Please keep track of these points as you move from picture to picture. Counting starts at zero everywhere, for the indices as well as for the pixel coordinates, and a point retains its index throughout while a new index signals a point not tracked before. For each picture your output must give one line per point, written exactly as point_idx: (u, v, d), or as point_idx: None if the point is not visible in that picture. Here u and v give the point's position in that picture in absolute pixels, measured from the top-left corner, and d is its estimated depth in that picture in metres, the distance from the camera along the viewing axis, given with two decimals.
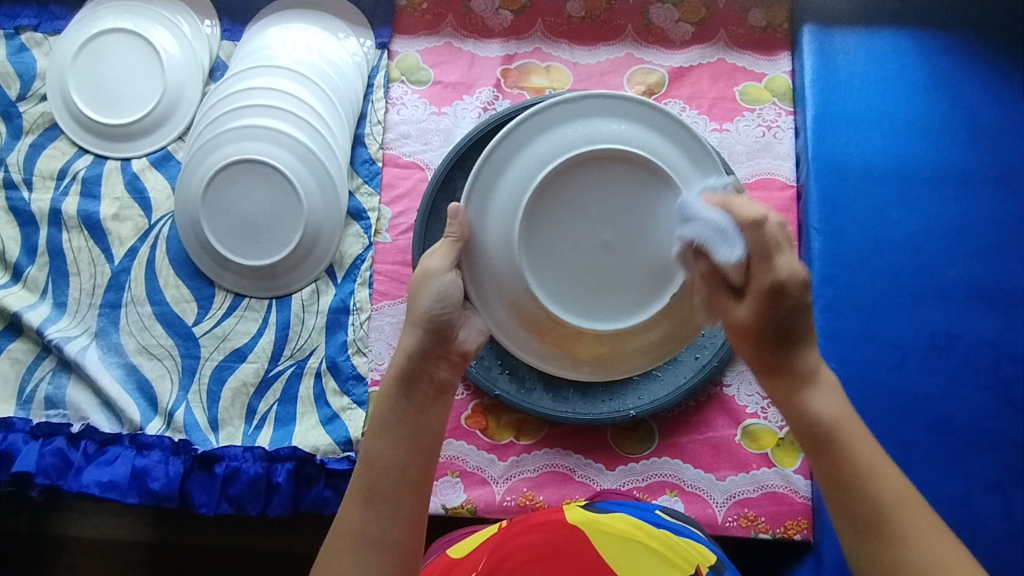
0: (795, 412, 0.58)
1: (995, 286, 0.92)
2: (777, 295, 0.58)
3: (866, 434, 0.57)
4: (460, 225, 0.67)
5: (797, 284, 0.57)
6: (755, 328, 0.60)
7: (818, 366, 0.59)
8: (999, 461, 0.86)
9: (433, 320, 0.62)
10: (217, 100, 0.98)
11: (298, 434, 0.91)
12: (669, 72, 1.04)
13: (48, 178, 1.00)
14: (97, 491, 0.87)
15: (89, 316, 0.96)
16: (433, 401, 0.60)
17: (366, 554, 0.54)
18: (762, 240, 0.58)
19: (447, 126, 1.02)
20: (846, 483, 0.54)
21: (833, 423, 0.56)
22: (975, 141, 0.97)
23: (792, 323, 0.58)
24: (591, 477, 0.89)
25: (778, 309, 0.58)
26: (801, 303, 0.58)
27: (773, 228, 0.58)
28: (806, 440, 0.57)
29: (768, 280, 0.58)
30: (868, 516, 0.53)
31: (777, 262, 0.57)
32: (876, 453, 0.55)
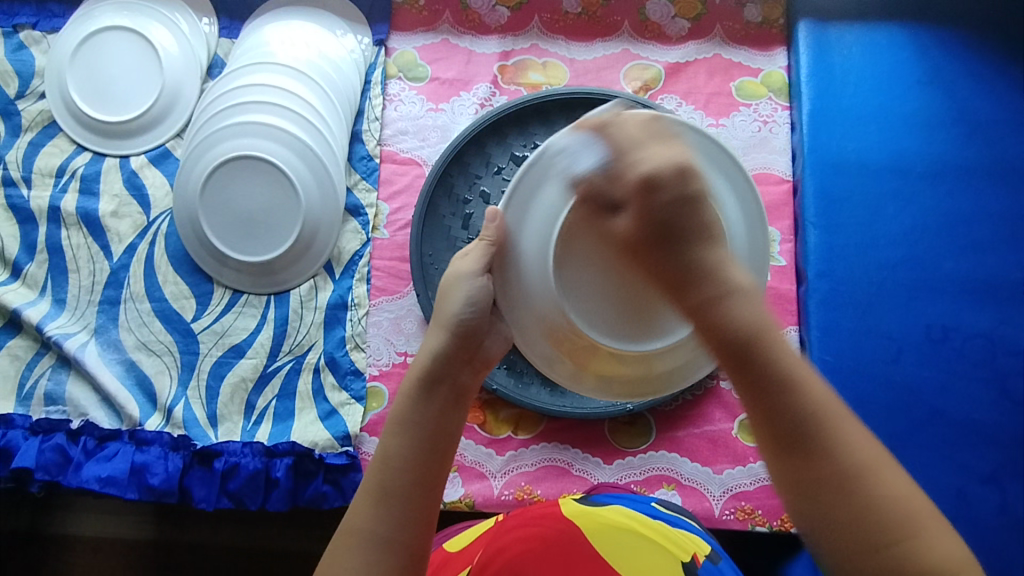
0: (710, 326, 0.52)
1: (991, 279, 0.92)
2: (650, 192, 0.52)
3: (782, 336, 0.52)
4: (495, 228, 0.60)
5: (668, 174, 0.52)
6: (644, 238, 0.53)
7: (722, 268, 0.53)
8: (995, 453, 0.87)
9: (462, 323, 0.59)
10: (215, 96, 0.98)
11: (297, 430, 0.92)
12: (665, 67, 1.04)
13: (47, 175, 1.00)
14: (97, 487, 0.88)
15: (89, 312, 0.96)
16: (453, 405, 0.58)
17: (372, 554, 0.53)
18: (618, 139, 0.55)
19: (444, 122, 1.02)
20: (772, 399, 0.50)
21: (750, 333, 0.51)
22: (970, 135, 0.97)
23: (680, 223, 0.52)
24: (588, 471, 0.89)
25: (656, 207, 0.52)
26: (678, 196, 0.52)
27: (625, 125, 0.55)
28: (724, 357, 0.52)
29: (636, 177, 0.53)
30: (796, 428, 0.49)
31: (635, 158, 0.54)
32: (794, 357, 0.51)
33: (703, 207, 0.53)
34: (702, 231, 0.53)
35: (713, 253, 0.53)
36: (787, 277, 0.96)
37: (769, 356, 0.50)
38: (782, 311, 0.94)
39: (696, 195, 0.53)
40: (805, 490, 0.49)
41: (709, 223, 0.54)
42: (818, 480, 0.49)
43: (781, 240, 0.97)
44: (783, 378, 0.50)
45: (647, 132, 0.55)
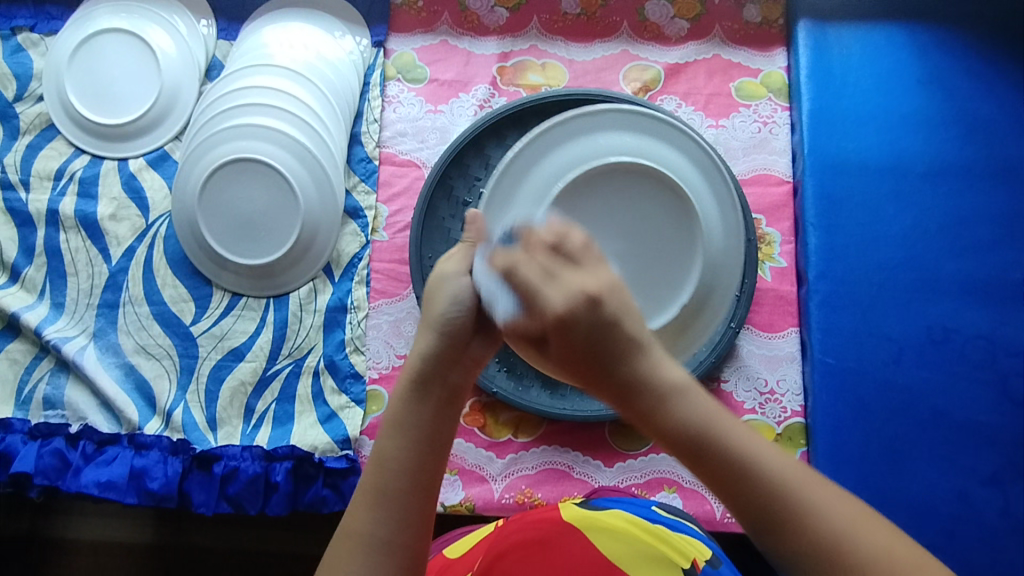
0: (659, 434, 0.49)
1: (991, 280, 0.92)
2: (566, 328, 0.49)
3: (735, 422, 0.49)
4: (477, 230, 0.60)
5: (578, 309, 0.49)
6: (572, 362, 0.51)
7: (656, 371, 0.50)
8: (996, 454, 0.86)
9: (448, 322, 0.57)
10: (214, 98, 0.98)
11: (296, 433, 0.91)
12: (664, 68, 1.04)
13: (45, 178, 1.00)
14: (96, 491, 0.87)
15: (87, 316, 0.96)
16: (448, 405, 0.56)
17: (372, 558, 0.51)
18: (518, 286, 0.51)
19: (443, 123, 1.02)
20: (732, 490, 0.47)
21: (695, 431, 0.48)
22: (970, 135, 0.97)
23: (601, 344, 0.49)
24: (589, 474, 0.89)
25: (574, 339, 0.50)
26: (597, 324, 0.49)
27: (523, 268, 0.52)
28: (680, 455, 0.49)
29: (547, 319, 0.50)
30: (767, 515, 0.46)
31: (545, 295, 0.50)
32: (747, 441, 0.48)
33: (626, 323, 0.50)
34: (629, 343, 0.50)
35: (645, 360, 0.50)
36: (787, 279, 0.95)
37: (718, 446, 0.47)
38: (783, 312, 0.94)
39: (611, 317, 0.49)
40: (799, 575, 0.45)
41: (636, 333, 0.50)
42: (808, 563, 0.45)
43: (781, 242, 0.97)
44: (739, 467, 0.46)
45: (552, 262, 0.52)
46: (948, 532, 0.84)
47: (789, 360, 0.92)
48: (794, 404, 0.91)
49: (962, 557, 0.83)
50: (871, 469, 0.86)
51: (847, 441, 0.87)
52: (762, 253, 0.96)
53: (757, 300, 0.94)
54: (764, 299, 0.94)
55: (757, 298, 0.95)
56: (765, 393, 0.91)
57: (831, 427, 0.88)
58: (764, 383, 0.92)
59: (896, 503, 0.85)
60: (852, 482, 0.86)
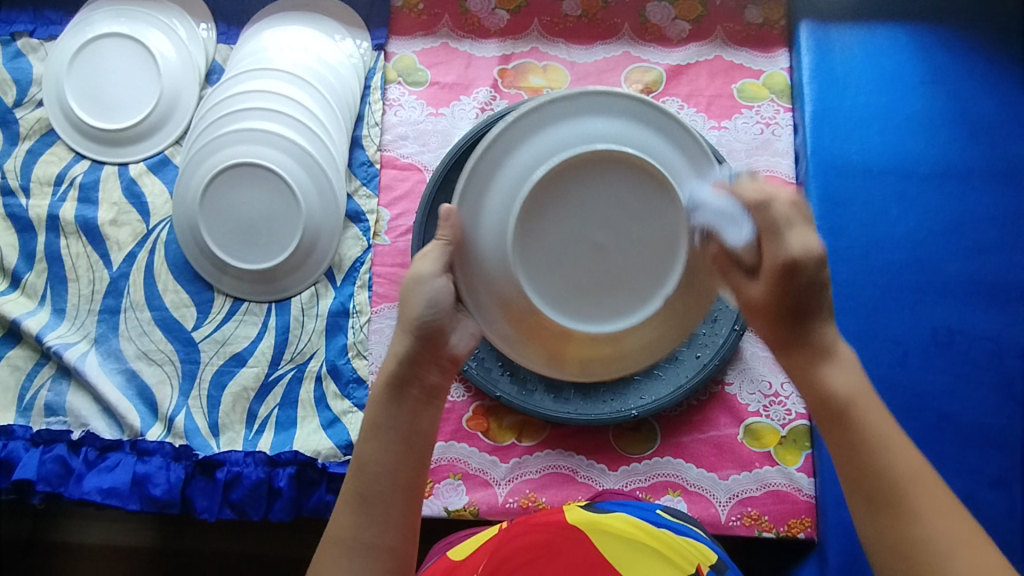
0: (812, 388, 0.57)
1: (996, 281, 0.92)
2: (792, 273, 0.54)
3: (881, 407, 0.55)
4: (450, 227, 0.59)
5: (811, 262, 0.54)
6: (770, 307, 0.57)
7: (835, 340, 0.57)
8: (1003, 456, 0.86)
9: (424, 326, 0.57)
10: (214, 103, 0.97)
11: (299, 438, 0.91)
12: (666, 70, 1.04)
13: (46, 184, 1.00)
14: (98, 498, 0.87)
15: (88, 322, 0.96)
16: (423, 405, 0.57)
17: (359, 558, 0.55)
18: (765, 220, 0.55)
19: (445, 127, 1.02)
20: (862, 462, 0.54)
21: (846, 399, 0.55)
22: (973, 136, 0.96)
23: (805, 302, 0.56)
24: (593, 478, 0.89)
25: (792, 287, 0.55)
26: (816, 280, 0.55)
27: (777, 205, 0.55)
28: (822, 414, 0.56)
29: (777, 260, 0.54)
30: (881, 491, 0.53)
31: (786, 239, 0.54)
32: (890, 427, 0.54)
33: (829, 289, 0.56)
34: (820, 310, 0.57)
35: (829, 330, 0.57)
36: None
37: (863, 420, 0.54)
38: None
39: (828, 280, 0.55)
40: (882, 552, 0.52)
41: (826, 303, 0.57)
42: (897, 546, 0.51)
43: None
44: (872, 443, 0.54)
45: (798, 213, 0.55)
46: None
47: None
48: (799, 407, 0.91)
49: None
50: None
51: None
52: None
53: None
54: None
55: None
56: (770, 396, 0.91)
57: None
58: (768, 385, 0.91)
59: None
60: None
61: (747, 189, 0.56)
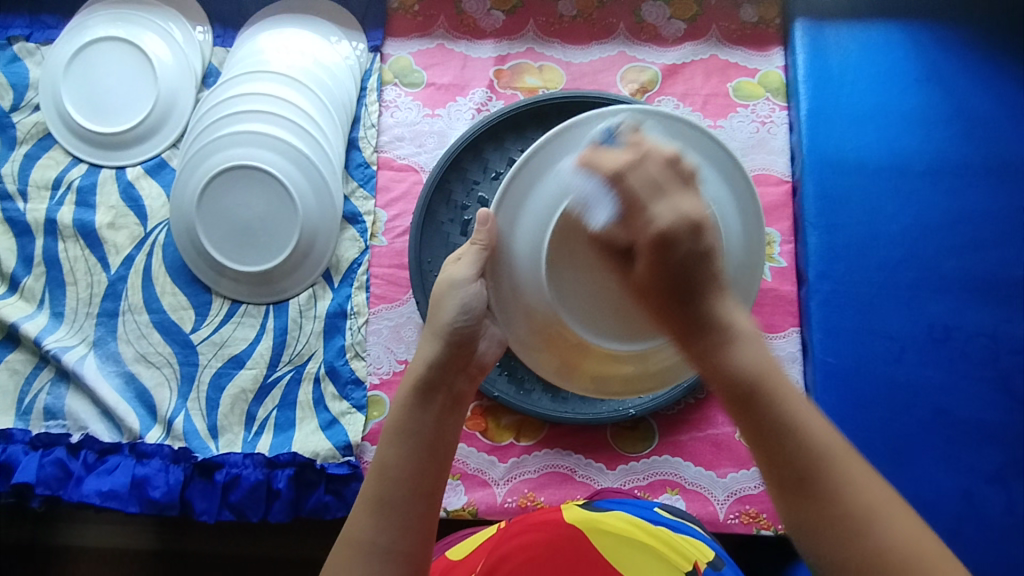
0: (716, 373, 0.50)
1: (992, 277, 0.92)
2: (664, 245, 0.50)
3: (791, 384, 0.50)
4: (487, 232, 0.60)
5: (682, 231, 0.49)
6: (654, 287, 0.51)
7: (731, 316, 0.51)
8: (999, 452, 0.86)
9: (455, 332, 0.60)
10: (210, 106, 0.98)
11: (298, 440, 0.91)
12: (662, 69, 1.04)
13: (43, 188, 1.00)
14: (98, 501, 0.87)
15: (87, 325, 0.96)
16: (451, 412, 0.59)
17: (375, 561, 0.52)
18: (624, 194, 0.50)
19: (441, 128, 1.02)
20: (775, 447, 0.47)
21: (754, 378, 0.49)
22: (969, 133, 0.97)
23: (693, 275, 0.50)
24: (591, 477, 0.89)
25: (670, 263, 0.50)
26: (695, 250, 0.50)
27: (633, 177, 0.50)
28: (729, 401, 0.50)
29: (648, 235, 0.50)
30: (794, 478, 0.47)
31: (653, 210, 0.50)
32: (800, 403, 0.49)
33: (714, 259, 0.51)
34: (712, 283, 0.51)
35: (722, 304, 0.51)
36: (787, 278, 0.96)
37: (771, 400, 0.48)
38: (784, 312, 0.94)
39: (706, 244, 0.50)
40: (813, 540, 0.47)
41: (716, 274, 0.51)
42: (826, 531, 0.46)
43: (780, 241, 0.97)
44: (784, 425, 0.48)
45: (668, 176, 0.51)
46: (953, 531, 0.84)
47: (790, 360, 0.93)
48: None
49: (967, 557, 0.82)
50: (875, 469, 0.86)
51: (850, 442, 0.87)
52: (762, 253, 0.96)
53: (757, 300, 0.94)
54: (764, 299, 0.95)
55: (757, 299, 0.95)
56: None
57: None
58: None
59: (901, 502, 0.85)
60: None
61: (609, 160, 0.52)
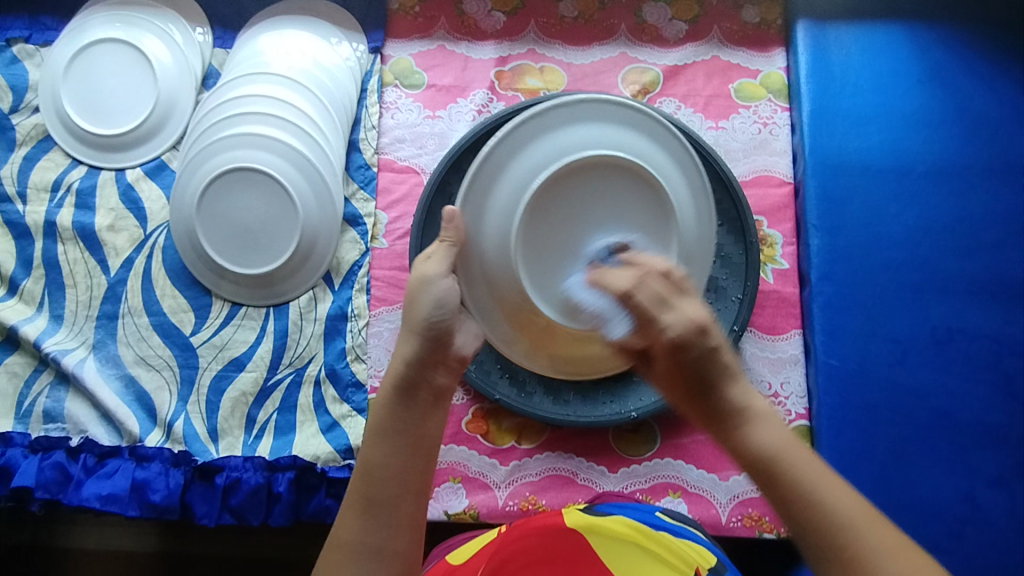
0: (737, 453, 0.57)
1: (995, 279, 0.92)
2: (678, 351, 0.58)
3: (808, 456, 0.56)
4: (455, 229, 0.65)
5: (691, 336, 0.58)
6: (671, 380, 0.60)
7: (745, 400, 0.59)
8: (1003, 455, 0.86)
9: (432, 327, 0.60)
10: (210, 107, 0.97)
11: (298, 443, 0.91)
12: (663, 70, 1.04)
13: (42, 190, 0.99)
14: (98, 504, 0.87)
15: (86, 328, 0.95)
16: (432, 408, 0.59)
17: (368, 562, 0.55)
18: (635, 309, 0.60)
19: (441, 129, 1.01)
20: (801, 521, 0.53)
21: (771, 455, 0.55)
22: (971, 134, 0.96)
23: (705, 372, 0.58)
24: (593, 480, 0.89)
25: (683, 363, 0.58)
26: (705, 350, 0.58)
27: (640, 294, 0.60)
28: (757, 480, 0.56)
29: (663, 341, 0.58)
30: (828, 546, 0.52)
31: (664, 320, 0.58)
32: (820, 475, 0.54)
33: (723, 356, 0.59)
34: (726, 373, 0.59)
35: (738, 393, 0.59)
36: (790, 280, 0.95)
37: (790, 479, 0.54)
38: (786, 314, 0.94)
39: (714, 346, 0.58)
40: None
41: (728, 365, 0.59)
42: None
43: (783, 243, 0.96)
44: (805, 497, 0.53)
45: (669, 289, 0.61)
46: (956, 534, 0.83)
47: (793, 362, 0.92)
48: (799, 407, 0.91)
49: (969, 559, 0.82)
50: (877, 471, 0.86)
51: (852, 444, 0.87)
52: (764, 255, 0.96)
53: (760, 302, 0.94)
54: (766, 301, 0.94)
55: (760, 301, 0.94)
56: (770, 396, 0.91)
57: (836, 430, 0.87)
58: (768, 386, 0.91)
59: (904, 504, 0.84)
60: (857, 486, 0.85)
61: (619, 279, 0.62)
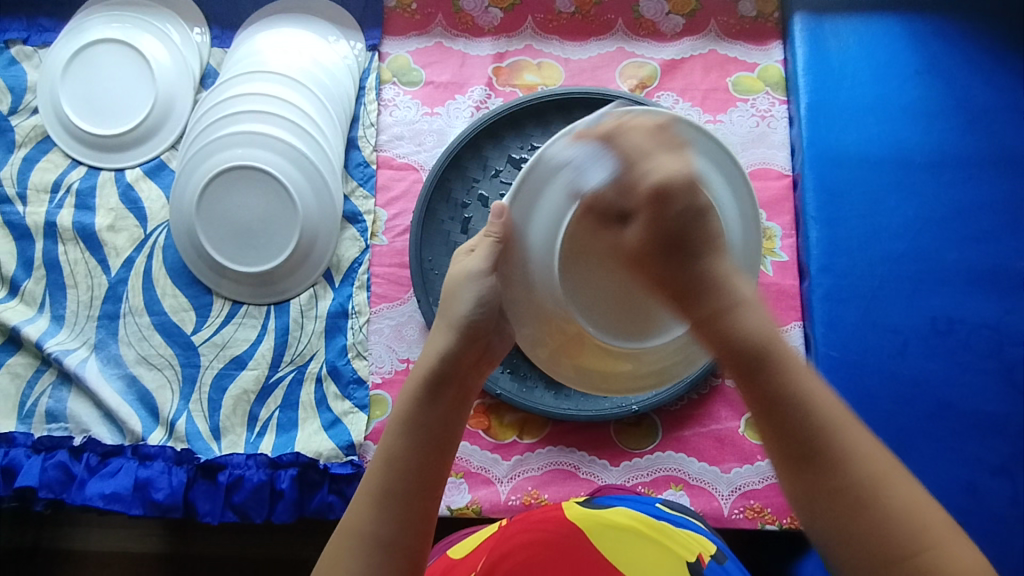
0: (718, 338, 0.52)
1: (995, 269, 0.92)
2: (661, 206, 0.51)
3: (791, 349, 0.51)
4: (501, 224, 0.58)
5: (680, 184, 0.51)
6: (648, 246, 0.53)
7: (730, 280, 0.53)
8: (1005, 443, 0.86)
9: (470, 324, 0.58)
10: (209, 106, 0.98)
11: (301, 439, 0.91)
12: (660, 65, 1.04)
13: (42, 191, 0.99)
14: (101, 503, 0.87)
15: (88, 328, 0.96)
16: (458, 409, 0.57)
17: (374, 557, 0.51)
18: (622, 149, 0.53)
19: (440, 126, 1.01)
20: (779, 412, 0.49)
21: (760, 346, 0.50)
22: (970, 125, 0.96)
23: (689, 231, 0.52)
24: (596, 474, 0.89)
25: (668, 216, 0.51)
26: (690, 205, 0.51)
27: (630, 135, 0.54)
28: (734, 367, 0.51)
29: (645, 187, 0.51)
30: (806, 443, 0.49)
31: (646, 165, 0.52)
32: (807, 373, 0.51)
33: (711, 217, 0.53)
34: (709, 243, 0.53)
35: (720, 264, 0.53)
36: (790, 273, 0.95)
37: (778, 369, 0.50)
38: (786, 307, 0.94)
39: (700, 206, 0.52)
40: (811, 504, 0.49)
41: (713, 233, 0.53)
42: (828, 493, 0.48)
43: (782, 236, 0.96)
44: (793, 394, 0.49)
45: (656, 141, 0.54)
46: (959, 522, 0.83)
47: None
48: None
49: None
50: None
51: None
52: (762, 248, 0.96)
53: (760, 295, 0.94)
54: (766, 294, 0.94)
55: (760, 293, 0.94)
56: None
57: None
58: None
59: None
60: None
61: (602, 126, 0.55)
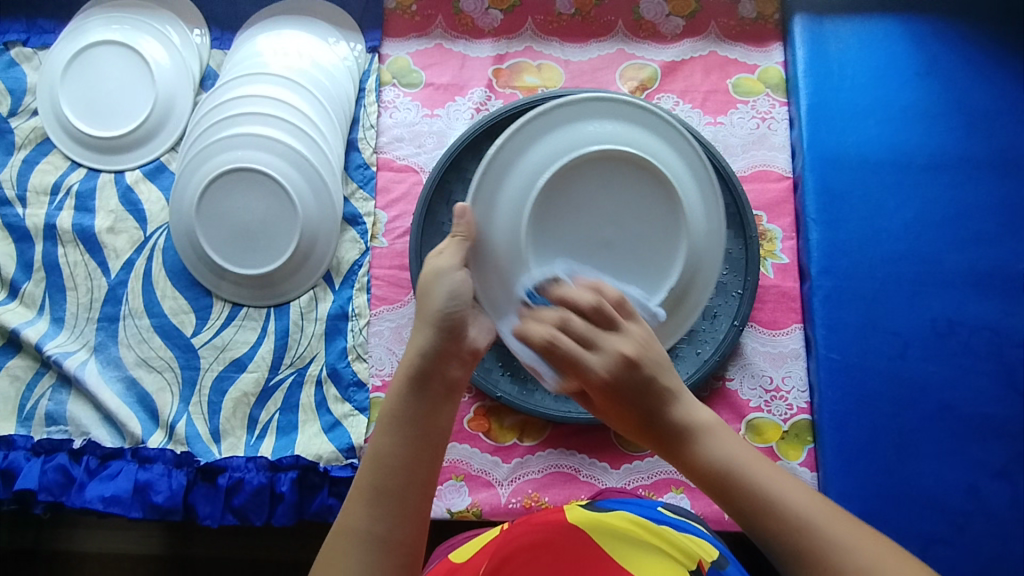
0: (690, 469, 0.56)
1: (996, 271, 0.92)
2: (611, 389, 0.57)
3: (755, 459, 0.55)
4: (466, 225, 0.62)
5: (619, 372, 0.56)
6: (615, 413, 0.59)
7: (687, 415, 0.57)
8: (1005, 446, 0.86)
9: (446, 318, 0.57)
10: (209, 108, 0.98)
11: (300, 442, 0.91)
12: (660, 67, 1.04)
13: (42, 193, 0.99)
14: (100, 506, 0.87)
15: (87, 331, 0.95)
16: (444, 401, 0.57)
17: (370, 554, 0.51)
18: (564, 357, 0.58)
19: (440, 128, 1.01)
20: (757, 522, 0.51)
21: (721, 468, 0.54)
22: (970, 127, 0.96)
23: (640, 401, 0.57)
24: (596, 477, 0.89)
25: (618, 397, 0.57)
26: (636, 382, 0.57)
27: (565, 339, 0.58)
28: (710, 493, 0.55)
29: (594, 382, 0.57)
30: (792, 548, 0.50)
31: (590, 362, 0.57)
32: (773, 479, 0.53)
33: (659, 385, 0.57)
34: (662, 396, 0.57)
35: (678, 412, 0.57)
36: (790, 275, 0.95)
37: (743, 487, 0.53)
38: (786, 309, 0.94)
39: (647, 376, 0.57)
40: None
41: (664, 390, 0.57)
42: None
43: (783, 238, 0.96)
44: (763, 502, 0.51)
45: (593, 325, 0.59)
46: (959, 525, 0.83)
47: (794, 356, 0.92)
48: (800, 401, 0.90)
49: (972, 550, 0.82)
50: (880, 465, 0.86)
51: (855, 439, 0.87)
52: (763, 250, 0.96)
53: (760, 297, 0.94)
54: (767, 296, 0.94)
55: (760, 295, 0.94)
56: (771, 391, 0.91)
57: (839, 423, 0.87)
58: (770, 379, 0.91)
59: (906, 498, 0.84)
60: (861, 478, 0.85)
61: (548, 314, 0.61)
